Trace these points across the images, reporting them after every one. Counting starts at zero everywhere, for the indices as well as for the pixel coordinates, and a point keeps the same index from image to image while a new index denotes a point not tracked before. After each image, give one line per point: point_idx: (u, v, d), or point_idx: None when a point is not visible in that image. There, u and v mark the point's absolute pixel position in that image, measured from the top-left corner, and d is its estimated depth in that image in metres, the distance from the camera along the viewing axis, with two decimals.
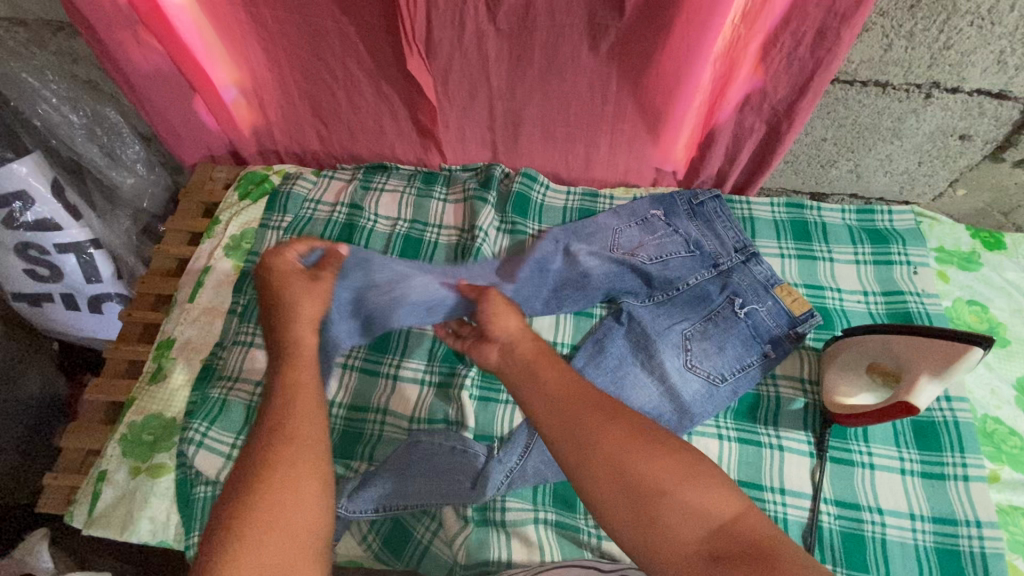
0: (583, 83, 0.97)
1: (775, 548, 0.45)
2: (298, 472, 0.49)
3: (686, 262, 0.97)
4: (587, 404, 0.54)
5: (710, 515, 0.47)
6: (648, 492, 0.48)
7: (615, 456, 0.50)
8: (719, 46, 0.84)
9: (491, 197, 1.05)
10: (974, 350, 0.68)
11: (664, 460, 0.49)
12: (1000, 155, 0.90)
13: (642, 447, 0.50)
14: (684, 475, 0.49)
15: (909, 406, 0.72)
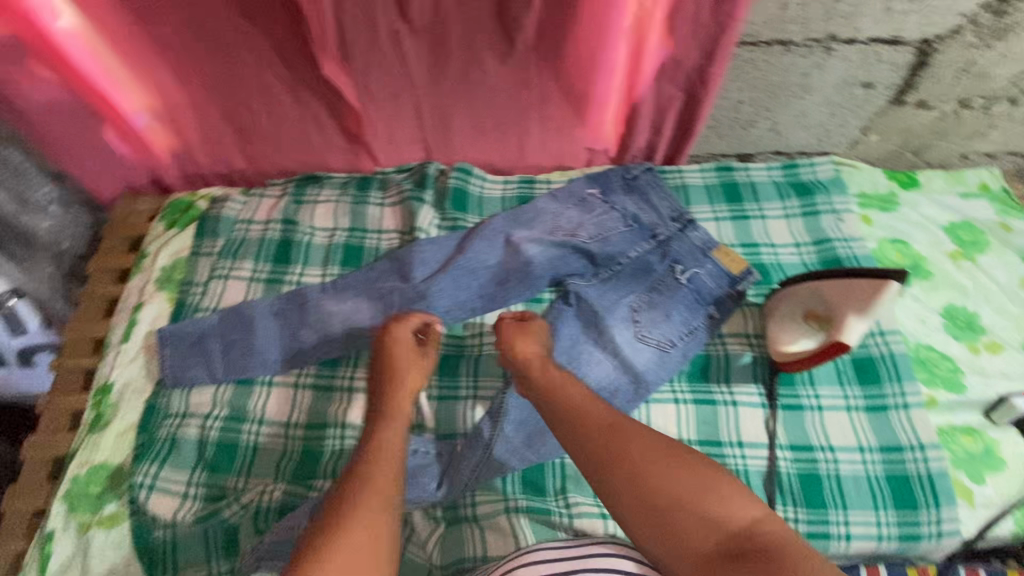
0: (503, 71, 0.97)
1: (782, 548, 0.51)
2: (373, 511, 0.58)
3: (625, 236, 0.99)
4: (614, 429, 0.62)
5: (727, 520, 0.53)
6: (669, 505, 0.55)
7: (637, 472, 0.57)
8: (627, 20, 0.85)
9: (428, 196, 1.03)
10: (890, 285, 0.73)
11: (684, 475, 0.56)
12: (902, 99, 0.95)
13: (663, 464, 0.57)
14: (702, 488, 0.55)
15: (839, 344, 0.77)
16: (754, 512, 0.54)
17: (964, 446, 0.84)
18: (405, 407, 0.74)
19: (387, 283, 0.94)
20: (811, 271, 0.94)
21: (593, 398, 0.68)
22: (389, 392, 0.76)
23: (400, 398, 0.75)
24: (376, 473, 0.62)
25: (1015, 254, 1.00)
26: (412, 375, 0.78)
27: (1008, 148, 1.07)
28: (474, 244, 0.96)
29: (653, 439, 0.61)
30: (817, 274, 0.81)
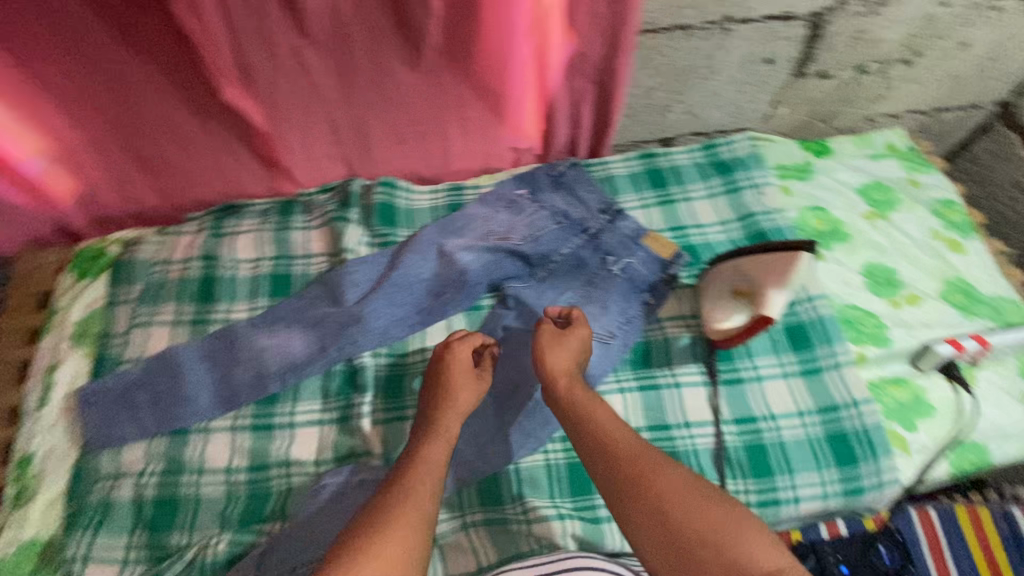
0: (415, 79, 0.95)
1: None
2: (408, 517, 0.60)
3: (556, 234, 0.99)
4: (645, 461, 0.64)
5: (751, 562, 0.55)
6: (695, 543, 0.57)
7: (664, 507, 0.60)
8: (529, 19, 0.85)
9: (353, 214, 1.00)
10: (803, 255, 0.77)
11: (711, 512, 0.59)
12: (803, 71, 0.98)
13: (691, 504, 0.60)
14: (727, 526, 0.58)
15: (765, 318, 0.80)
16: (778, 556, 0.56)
17: (895, 397, 0.88)
18: (451, 428, 0.74)
19: (321, 309, 0.91)
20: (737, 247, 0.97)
21: (621, 424, 0.70)
22: (437, 411, 0.76)
23: (450, 419, 0.75)
24: (420, 491, 0.64)
25: (924, 208, 1.05)
26: (464, 396, 0.78)
27: (909, 107, 1.13)
28: (407, 258, 0.94)
29: (683, 475, 0.63)
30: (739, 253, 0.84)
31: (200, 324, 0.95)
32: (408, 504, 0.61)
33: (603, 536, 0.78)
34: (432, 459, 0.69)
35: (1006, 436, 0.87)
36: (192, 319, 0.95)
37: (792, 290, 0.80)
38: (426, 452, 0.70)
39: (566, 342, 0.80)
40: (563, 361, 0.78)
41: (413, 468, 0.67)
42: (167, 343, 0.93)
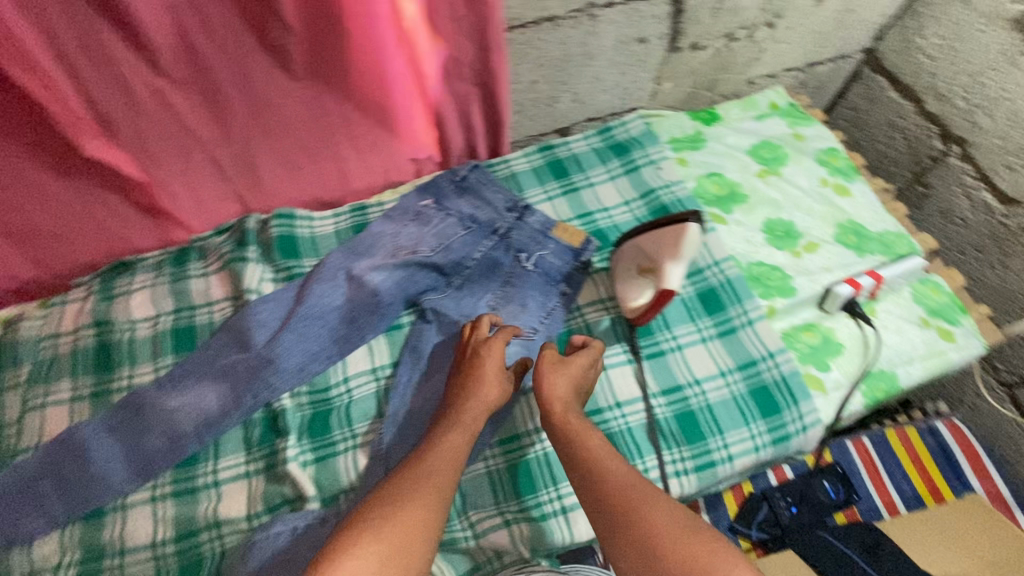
0: (293, 105, 0.92)
1: None
2: (416, 503, 0.63)
3: (466, 238, 0.97)
4: (639, 494, 0.64)
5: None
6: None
7: (653, 543, 0.60)
8: (394, 30, 0.83)
9: (251, 252, 0.95)
10: (688, 227, 0.81)
11: (699, 546, 0.58)
12: (676, 46, 1.02)
13: (674, 539, 0.59)
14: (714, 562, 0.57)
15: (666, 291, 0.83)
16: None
17: (807, 342, 0.93)
18: (475, 416, 0.76)
19: (232, 357, 0.87)
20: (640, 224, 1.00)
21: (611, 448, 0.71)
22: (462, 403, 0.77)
23: (476, 408, 0.77)
24: (440, 473, 0.67)
25: (810, 159, 1.11)
26: (492, 392, 0.79)
27: (784, 66, 1.18)
28: (314, 288, 0.90)
29: (675, 510, 0.63)
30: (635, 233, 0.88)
31: (102, 393, 0.89)
32: (425, 483, 0.65)
33: (551, 532, 0.79)
34: (452, 450, 0.71)
35: (910, 360, 0.92)
36: (93, 390, 0.89)
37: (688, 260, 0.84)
38: (447, 444, 0.72)
39: (568, 371, 0.79)
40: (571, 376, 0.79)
41: (435, 452, 0.70)
42: (67, 421, 0.87)
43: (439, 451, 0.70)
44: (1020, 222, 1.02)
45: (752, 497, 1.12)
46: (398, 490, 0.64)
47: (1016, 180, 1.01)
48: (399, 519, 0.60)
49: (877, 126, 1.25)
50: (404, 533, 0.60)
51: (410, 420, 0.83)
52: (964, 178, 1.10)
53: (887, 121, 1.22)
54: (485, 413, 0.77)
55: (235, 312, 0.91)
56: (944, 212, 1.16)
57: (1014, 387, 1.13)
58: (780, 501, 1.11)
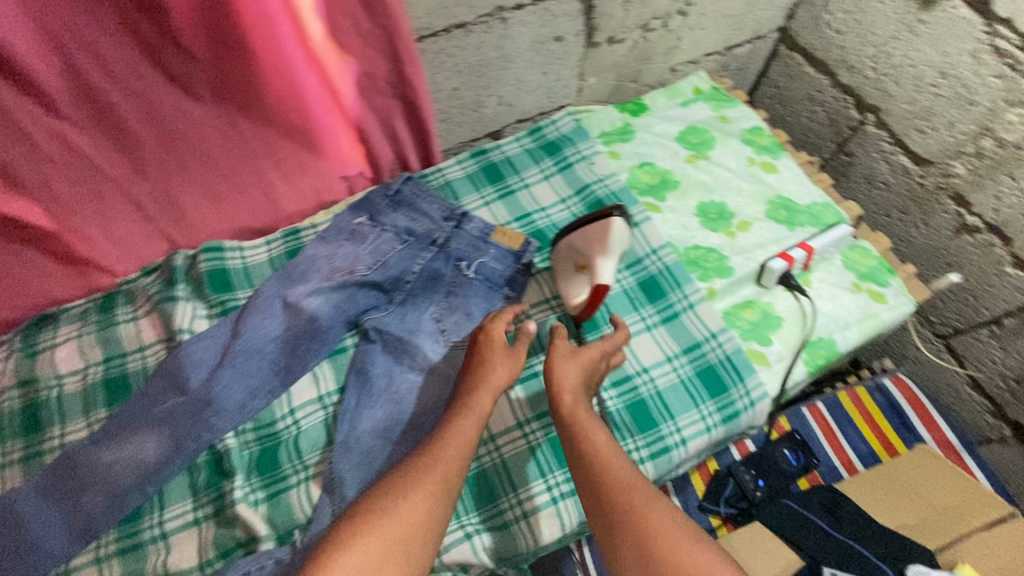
0: (208, 134, 0.90)
1: None
2: (420, 494, 0.64)
3: (404, 253, 0.95)
4: (640, 496, 0.64)
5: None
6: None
7: (650, 550, 0.60)
8: (302, 51, 0.81)
9: (180, 290, 0.92)
10: (613, 219, 0.86)
11: (695, 560, 0.59)
12: (594, 41, 1.03)
13: (673, 544, 0.60)
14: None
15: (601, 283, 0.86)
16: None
17: (747, 319, 0.95)
18: (482, 403, 0.75)
19: (169, 401, 0.83)
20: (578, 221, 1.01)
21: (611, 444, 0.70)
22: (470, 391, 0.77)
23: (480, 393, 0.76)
24: (447, 461, 0.68)
25: (737, 140, 1.13)
26: (499, 373, 0.79)
27: (704, 51, 1.21)
28: (250, 320, 0.87)
29: (676, 517, 0.63)
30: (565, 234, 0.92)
31: (33, 455, 0.84)
32: (428, 473, 0.66)
33: (513, 537, 0.81)
34: (461, 437, 0.71)
35: (846, 325, 0.95)
36: (23, 453, 0.84)
37: (617, 254, 0.88)
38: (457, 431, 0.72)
39: (573, 363, 0.79)
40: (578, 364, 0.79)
41: (442, 442, 0.70)
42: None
43: (445, 438, 0.70)
44: (935, 181, 1.07)
45: (718, 474, 1.13)
46: (404, 483, 0.65)
47: (928, 142, 1.05)
48: (398, 516, 0.62)
49: (798, 101, 1.29)
50: (406, 525, 0.62)
51: (361, 444, 0.81)
52: (882, 144, 1.14)
53: (807, 95, 1.26)
54: (496, 397, 0.77)
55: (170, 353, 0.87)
56: (868, 178, 1.20)
57: (949, 338, 1.16)
58: (745, 476, 1.12)
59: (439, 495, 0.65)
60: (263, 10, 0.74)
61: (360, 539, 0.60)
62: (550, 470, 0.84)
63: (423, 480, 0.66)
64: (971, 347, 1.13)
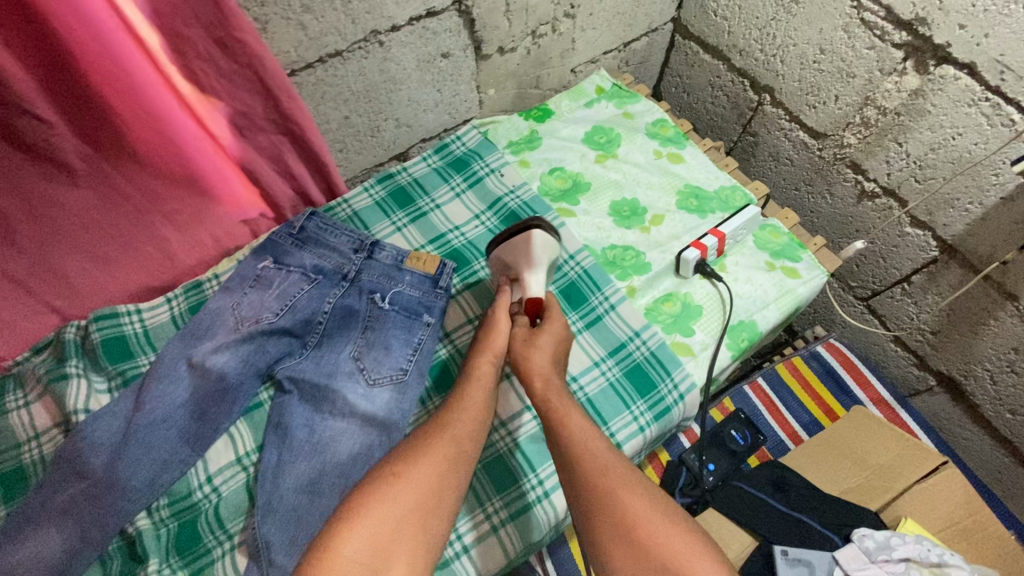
0: (85, 196, 0.83)
1: None
2: (431, 461, 0.65)
3: (313, 294, 0.91)
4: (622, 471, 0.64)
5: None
6: (654, 568, 0.57)
7: (631, 527, 0.59)
8: (169, 99, 0.76)
9: (73, 366, 0.84)
10: (534, 233, 0.88)
11: (676, 537, 0.58)
12: (483, 53, 1.01)
13: (658, 526, 0.59)
14: (689, 556, 0.57)
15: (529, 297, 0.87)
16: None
17: (668, 312, 0.96)
18: (485, 370, 0.79)
19: (71, 489, 0.77)
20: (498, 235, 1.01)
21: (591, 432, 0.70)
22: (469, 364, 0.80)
23: (483, 361, 0.80)
24: (459, 428, 0.70)
25: (642, 134, 1.14)
26: (497, 340, 0.83)
27: (601, 49, 1.21)
28: (153, 389, 0.82)
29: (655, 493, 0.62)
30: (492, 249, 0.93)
31: None
32: (443, 440, 0.67)
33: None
34: (467, 407, 0.73)
35: (764, 305, 0.97)
36: None
37: (544, 265, 0.89)
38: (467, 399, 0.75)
39: (543, 338, 0.81)
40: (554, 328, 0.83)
41: (450, 411, 0.72)
42: None
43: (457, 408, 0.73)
44: (832, 152, 1.10)
45: (671, 465, 1.11)
46: (416, 448, 0.66)
47: (820, 116, 1.08)
48: (417, 478, 0.62)
49: (700, 87, 1.31)
50: (418, 492, 0.61)
51: (286, 502, 0.78)
52: (781, 122, 1.17)
53: (707, 82, 1.29)
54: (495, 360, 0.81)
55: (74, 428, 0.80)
56: (774, 155, 1.22)
57: (869, 300, 1.20)
58: (695, 461, 1.10)
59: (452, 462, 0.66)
60: (114, 60, 0.68)
61: (375, 505, 0.59)
62: (487, 498, 0.81)
63: (434, 447, 0.66)
64: (890, 306, 1.16)
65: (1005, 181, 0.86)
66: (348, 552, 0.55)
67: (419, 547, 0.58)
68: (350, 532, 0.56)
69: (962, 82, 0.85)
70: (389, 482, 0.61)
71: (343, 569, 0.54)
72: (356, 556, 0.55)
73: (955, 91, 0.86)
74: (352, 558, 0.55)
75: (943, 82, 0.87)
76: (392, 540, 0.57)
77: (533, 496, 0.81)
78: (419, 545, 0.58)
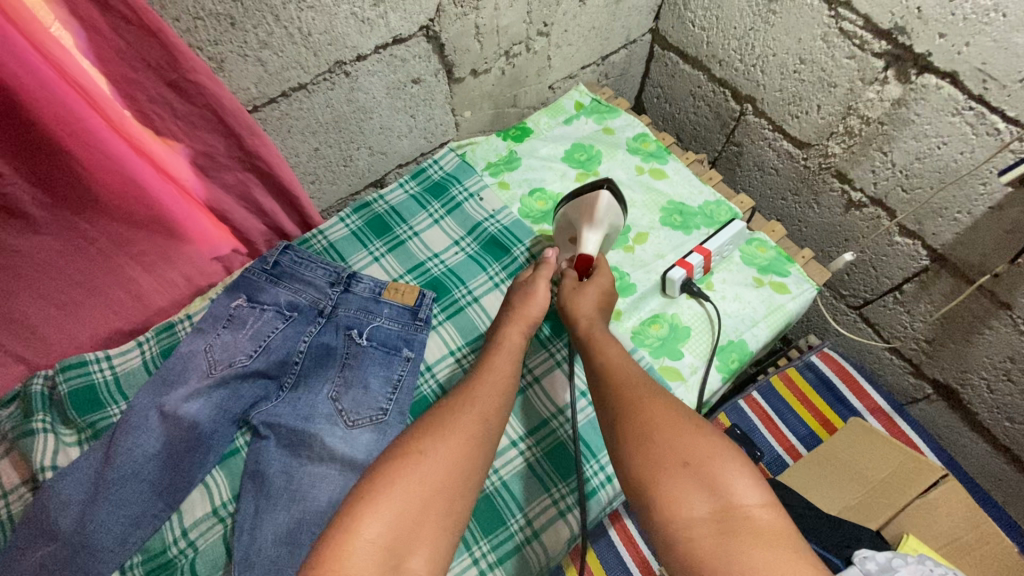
0: (46, 242, 0.79)
1: (756, 524, 0.52)
2: (455, 440, 0.62)
3: (288, 332, 0.89)
4: (659, 411, 0.63)
5: (730, 493, 0.55)
6: (674, 464, 0.58)
7: (651, 433, 0.61)
8: (125, 143, 0.73)
9: (40, 421, 0.81)
10: (603, 193, 0.89)
11: (701, 440, 0.59)
12: (456, 76, 0.99)
13: (681, 428, 0.60)
14: (711, 454, 0.58)
15: (585, 253, 0.88)
16: (758, 489, 0.55)
17: (656, 335, 0.93)
18: (515, 341, 0.79)
19: (38, 552, 0.73)
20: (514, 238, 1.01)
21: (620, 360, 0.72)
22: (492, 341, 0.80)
23: (513, 332, 0.80)
24: (485, 405, 0.67)
25: (623, 150, 1.12)
26: (535, 306, 0.83)
27: (578, 65, 1.19)
28: (123, 441, 0.79)
29: (682, 412, 0.63)
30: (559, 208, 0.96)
31: None
32: (468, 416, 0.65)
33: None
34: (491, 381, 0.71)
35: (754, 323, 0.95)
36: None
37: (605, 227, 0.90)
38: (492, 371, 0.73)
39: (590, 288, 0.85)
40: (584, 306, 0.82)
41: (475, 388, 0.70)
42: None
43: (481, 385, 0.70)
44: (817, 162, 1.08)
45: None
46: (438, 425, 0.63)
47: (803, 125, 1.06)
48: (440, 457, 0.60)
49: (682, 98, 1.29)
50: (440, 474, 0.58)
51: (264, 555, 0.74)
52: (764, 131, 1.15)
53: (688, 92, 1.27)
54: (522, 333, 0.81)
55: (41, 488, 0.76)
56: (759, 164, 1.20)
57: (862, 308, 1.18)
58: None
59: (475, 443, 0.63)
60: (62, 106, 0.65)
61: (399, 485, 0.56)
62: (473, 541, 0.78)
63: (457, 426, 0.64)
64: (883, 315, 1.14)
65: (993, 190, 0.84)
66: (368, 534, 0.52)
67: (443, 528, 0.56)
68: (371, 513, 0.54)
69: (945, 91, 0.83)
70: (410, 460, 0.59)
71: (364, 553, 0.51)
72: (377, 538, 0.52)
73: (938, 100, 0.84)
74: (374, 540, 0.52)
75: (925, 92, 0.85)
76: (416, 524, 0.54)
77: (519, 537, 0.78)
78: (442, 529, 0.56)
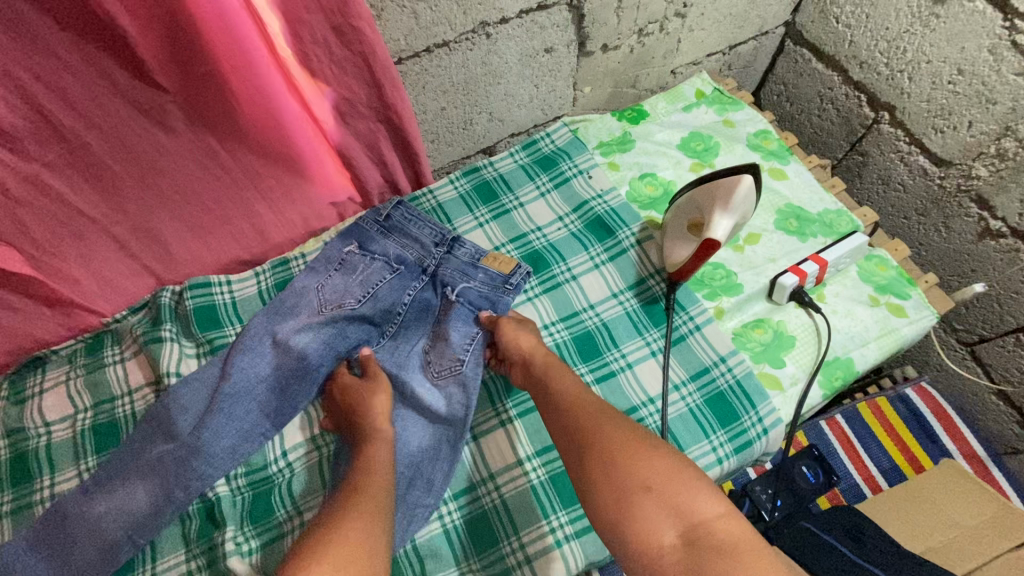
0: (191, 165, 0.84)
1: (712, 532, 0.58)
2: (352, 521, 0.62)
3: (394, 284, 0.91)
4: (616, 439, 0.67)
5: (692, 511, 0.59)
6: (637, 489, 0.62)
7: (611, 459, 0.65)
8: (279, 80, 0.77)
9: (167, 330, 0.89)
10: (744, 179, 0.81)
11: (660, 463, 0.63)
12: (586, 50, 0.98)
13: (632, 450, 0.65)
14: (670, 475, 0.62)
15: (710, 241, 0.83)
16: (718, 501, 0.60)
17: (759, 340, 0.91)
18: None
19: (159, 448, 0.80)
20: (618, 219, 0.99)
21: None
22: None
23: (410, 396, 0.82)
24: (377, 487, 0.69)
25: (742, 144, 1.08)
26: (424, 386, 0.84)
27: (706, 51, 1.14)
28: (238, 360, 0.84)
29: None
30: (687, 188, 0.90)
31: (25, 501, 0.82)
32: (366, 495, 0.67)
33: None
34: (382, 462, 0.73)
35: (863, 342, 0.90)
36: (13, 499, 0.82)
37: (736, 215, 0.84)
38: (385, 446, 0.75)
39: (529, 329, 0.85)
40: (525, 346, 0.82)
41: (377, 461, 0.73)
42: None
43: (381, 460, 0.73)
44: (955, 183, 1.00)
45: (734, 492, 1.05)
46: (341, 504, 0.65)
47: (947, 141, 0.98)
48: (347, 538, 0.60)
49: (808, 99, 1.22)
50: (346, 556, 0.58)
51: None
52: (898, 143, 1.07)
53: (816, 93, 1.19)
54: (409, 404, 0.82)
55: (167, 391, 0.83)
56: (884, 178, 1.13)
57: (974, 346, 1.10)
58: (762, 495, 1.01)
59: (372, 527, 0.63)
60: (233, 35, 0.69)
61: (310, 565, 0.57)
62: (551, 511, 0.80)
63: (356, 507, 0.65)
64: (998, 355, 1.06)
65: None
66: None
67: None
68: None
69: None
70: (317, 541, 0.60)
71: None
72: None
73: None
74: None
75: None
76: None
77: None
78: None
